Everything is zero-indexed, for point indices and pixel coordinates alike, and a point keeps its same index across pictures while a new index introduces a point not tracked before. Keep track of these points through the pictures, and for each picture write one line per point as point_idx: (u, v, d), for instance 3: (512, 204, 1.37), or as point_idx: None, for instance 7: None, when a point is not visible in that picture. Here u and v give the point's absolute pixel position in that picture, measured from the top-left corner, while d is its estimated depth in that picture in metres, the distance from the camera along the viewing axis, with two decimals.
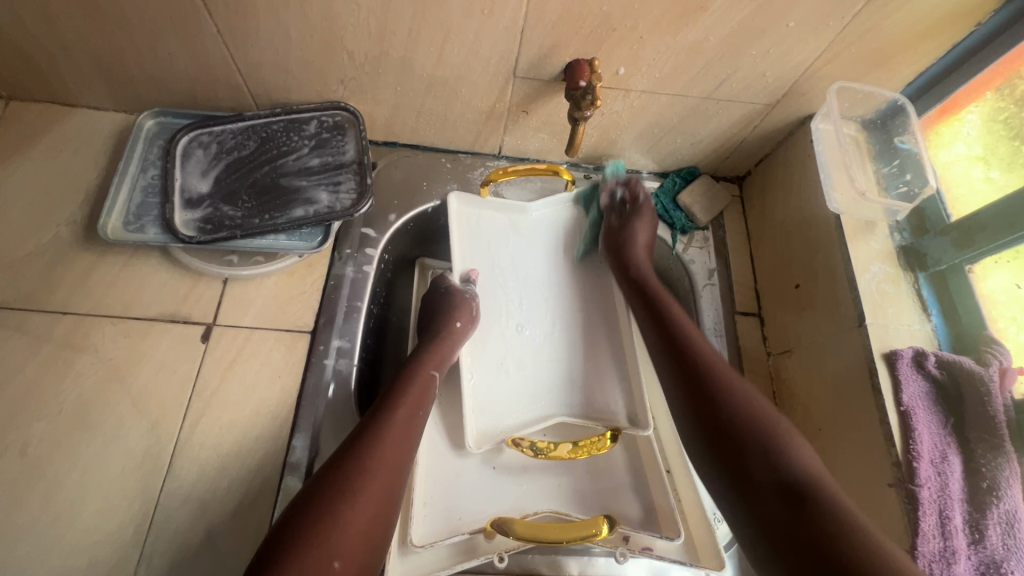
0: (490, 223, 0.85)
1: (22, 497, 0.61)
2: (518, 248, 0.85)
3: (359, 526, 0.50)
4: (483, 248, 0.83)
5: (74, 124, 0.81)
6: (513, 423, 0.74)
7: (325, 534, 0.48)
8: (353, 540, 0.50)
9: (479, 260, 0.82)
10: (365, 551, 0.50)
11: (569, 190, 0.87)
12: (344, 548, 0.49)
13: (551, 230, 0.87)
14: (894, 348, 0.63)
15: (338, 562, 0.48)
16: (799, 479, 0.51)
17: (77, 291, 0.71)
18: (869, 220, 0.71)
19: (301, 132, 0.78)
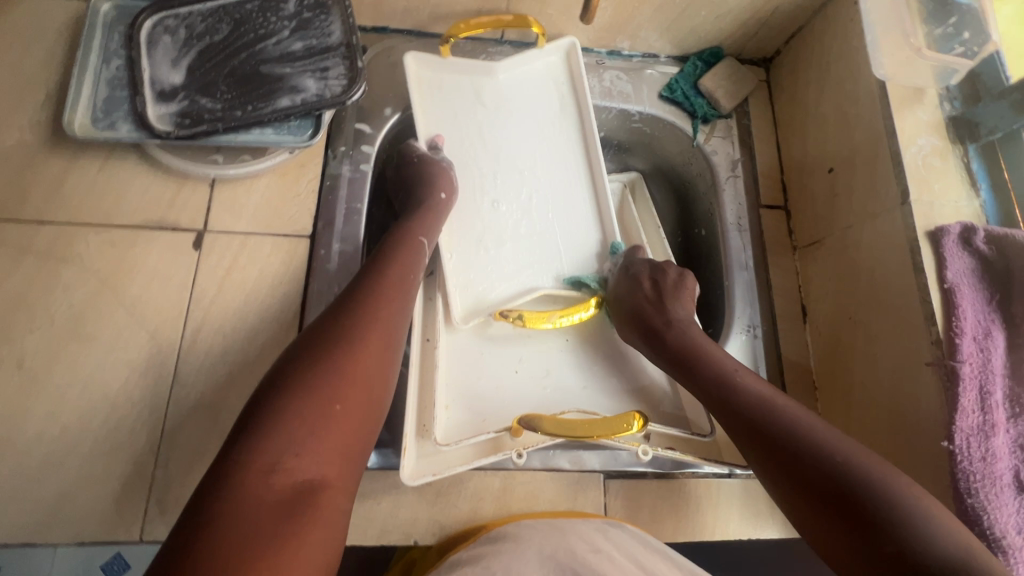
0: (458, 88, 0.77)
1: (25, 409, 0.58)
2: (491, 115, 0.78)
3: (362, 374, 0.49)
4: (452, 115, 0.76)
5: (21, 12, 0.71)
6: (498, 297, 0.71)
7: (320, 377, 0.47)
8: (352, 383, 0.48)
9: (450, 127, 0.76)
10: (368, 398, 0.49)
11: (540, 47, 0.78)
12: (343, 392, 0.47)
13: (522, 95, 0.79)
14: (939, 225, 0.59)
15: (338, 404, 0.46)
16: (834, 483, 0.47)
17: (53, 199, 0.66)
18: (919, 87, 0.64)
19: (279, 12, 0.69)
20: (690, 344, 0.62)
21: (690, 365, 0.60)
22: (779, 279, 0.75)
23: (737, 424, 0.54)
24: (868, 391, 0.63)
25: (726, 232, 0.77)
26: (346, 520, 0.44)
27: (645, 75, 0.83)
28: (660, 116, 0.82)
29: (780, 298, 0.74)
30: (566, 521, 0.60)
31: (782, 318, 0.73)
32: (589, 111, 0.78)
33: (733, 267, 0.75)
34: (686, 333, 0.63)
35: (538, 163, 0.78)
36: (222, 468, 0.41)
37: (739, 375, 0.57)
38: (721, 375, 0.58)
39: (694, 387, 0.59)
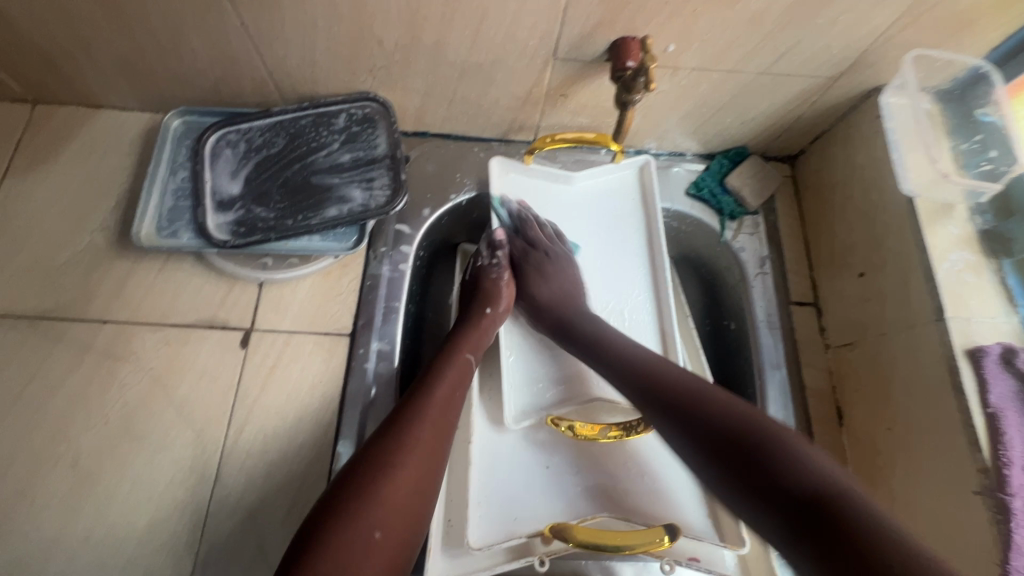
0: (535, 196, 0.83)
1: (76, 508, 0.61)
2: (557, 219, 0.82)
3: (400, 500, 0.51)
4: (523, 217, 0.81)
5: (101, 125, 0.79)
6: (553, 400, 0.71)
7: (367, 507, 0.49)
8: (392, 511, 0.50)
9: (519, 230, 0.81)
10: (405, 523, 0.50)
11: (619, 161, 0.82)
12: (385, 519, 0.49)
13: (595, 204, 0.83)
14: (978, 344, 0.58)
15: (379, 532, 0.48)
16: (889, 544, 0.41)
17: (116, 299, 0.70)
18: (948, 202, 0.65)
19: (330, 126, 0.75)
20: (702, 404, 0.56)
21: (727, 432, 0.53)
22: (812, 379, 0.74)
23: (771, 481, 0.48)
24: (912, 511, 0.61)
25: (757, 330, 0.77)
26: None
27: (671, 173, 0.86)
28: (688, 213, 0.84)
29: (814, 400, 0.73)
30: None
31: (817, 421, 0.72)
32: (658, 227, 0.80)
33: (766, 366, 0.74)
34: (693, 388, 0.58)
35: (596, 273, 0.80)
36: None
37: (773, 427, 0.52)
38: (747, 427, 0.53)
39: (711, 448, 0.53)
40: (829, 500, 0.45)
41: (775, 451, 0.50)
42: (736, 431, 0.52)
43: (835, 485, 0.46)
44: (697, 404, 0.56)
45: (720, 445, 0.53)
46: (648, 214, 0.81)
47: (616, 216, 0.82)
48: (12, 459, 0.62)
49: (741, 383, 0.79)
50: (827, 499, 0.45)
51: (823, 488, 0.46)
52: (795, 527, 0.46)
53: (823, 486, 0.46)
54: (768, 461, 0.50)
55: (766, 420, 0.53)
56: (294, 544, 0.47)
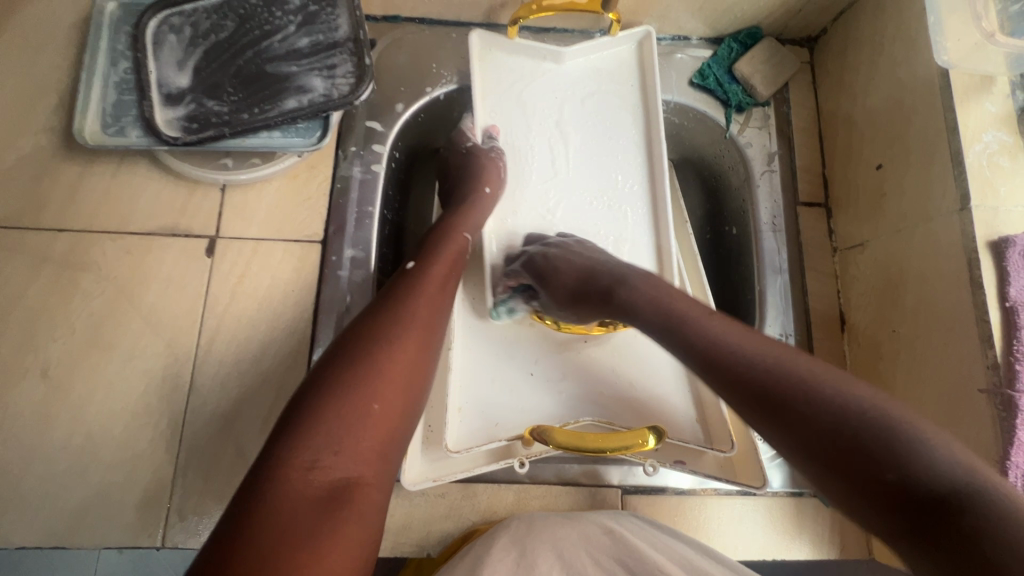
0: (524, 78, 0.75)
1: (52, 416, 0.60)
2: (549, 101, 0.75)
3: (398, 373, 0.48)
4: (507, 99, 0.74)
5: (32, 12, 0.70)
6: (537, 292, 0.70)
7: (363, 380, 0.46)
8: (390, 386, 0.47)
9: (504, 116, 0.74)
10: (404, 397, 0.48)
11: (614, 34, 0.73)
12: (383, 393, 0.47)
13: (589, 87, 0.76)
14: (1004, 235, 0.53)
15: (377, 406, 0.46)
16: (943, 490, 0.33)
17: (70, 207, 0.66)
18: (988, 74, 0.57)
19: (284, 6, 0.66)
20: (700, 333, 0.49)
21: (750, 378, 0.44)
22: (817, 284, 0.70)
23: (784, 409, 0.41)
24: None
25: (759, 232, 0.71)
26: (381, 521, 0.43)
27: (674, 61, 0.77)
28: (690, 105, 0.76)
29: (817, 305, 0.69)
30: (582, 512, 0.58)
31: (818, 327, 0.68)
32: (657, 115, 0.73)
33: (767, 271, 0.70)
34: (689, 317, 0.51)
35: (595, 161, 0.74)
36: (265, 461, 0.42)
37: (793, 356, 0.44)
38: (755, 358, 0.45)
39: (729, 390, 0.45)
40: (866, 428, 0.37)
41: (789, 378, 0.42)
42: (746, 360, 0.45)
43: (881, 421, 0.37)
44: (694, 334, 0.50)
45: (747, 393, 0.44)
46: (647, 99, 0.75)
47: (609, 102, 0.75)
48: None
49: (739, 290, 0.75)
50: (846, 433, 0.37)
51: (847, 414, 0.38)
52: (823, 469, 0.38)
53: (863, 427, 0.37)
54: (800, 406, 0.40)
55: (768, 352, 0.45)
56: (287, 414, 0.45)
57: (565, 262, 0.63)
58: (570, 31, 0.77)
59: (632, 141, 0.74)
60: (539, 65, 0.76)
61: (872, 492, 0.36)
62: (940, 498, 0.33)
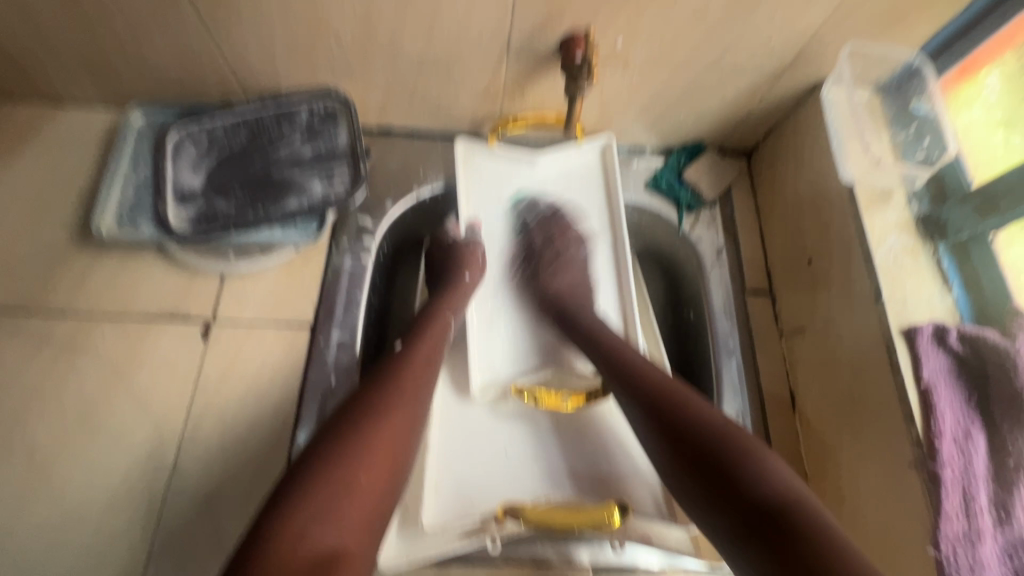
0: (503, 179, 0.85)
1: (32, 497, 0.61)
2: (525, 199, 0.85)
3: (385, 446, 0.52)
4: (486, 197, 0.84)
5: (65, 121, 0.79)
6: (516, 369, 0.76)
7: (352, 454, 0.50)
8: (376, 458, 0.51)
9: (485, 212, 0.84)
10: (389, 469, 0.52)
11: (580, 143, 0.85)
12: (370, 465, 0.51)
13: (559, 187, 0.86)
14: (913, 324, 0.61)
15: (364, 477, 0.50)
16: (772, 500, 0.48)
17: (76, 292, 0.71)
18: (886, 188, 0.68)
19: (293, 121, 0.76)
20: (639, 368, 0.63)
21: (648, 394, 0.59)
22: (766, 364, 0.76)
23: (677, 433, 0.55)
24: (858, 488, 0.63)
25: (713, 318, 0.79)
26: None
27: (631, 167, 0.88)
28: (647, 206, 0.87)
29: (768, 384, 0.75)
30: None
31: (770, 405, 0.74)
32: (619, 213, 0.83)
33: (721, 353, 0.76)
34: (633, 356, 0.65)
35: None
36: (257, 535, 0.44)
37: (688, 392, 0.59)
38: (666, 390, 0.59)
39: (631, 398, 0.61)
40: (728, 448, 0.53)
41: (674, 414, 0.57)
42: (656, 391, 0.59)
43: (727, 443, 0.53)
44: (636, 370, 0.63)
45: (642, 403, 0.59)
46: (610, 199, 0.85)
47: (576, 200, 0.85)
48: None
49: (698, 370, 0.81)
50: (713, 453, 0.52)
51: (724, 438, 0.53)
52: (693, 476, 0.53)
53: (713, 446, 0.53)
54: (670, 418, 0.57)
55: (678, 387, 0.59)
56: (280, 486, 0.48)
57: (560, 284, 0.77)
58: (541, 141, 0.89)
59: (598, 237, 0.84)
60: (513, 168, 0.86)
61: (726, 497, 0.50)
62: (758, 505, 0.48)
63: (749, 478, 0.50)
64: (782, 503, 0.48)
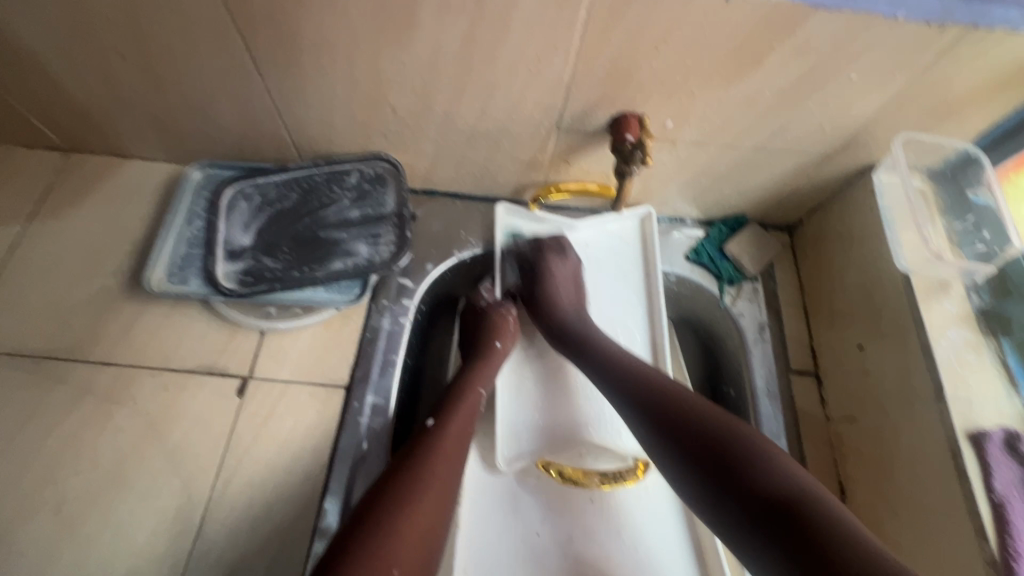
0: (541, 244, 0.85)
1: (56, 555, 0.60)
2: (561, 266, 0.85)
3: (418, 536, 0.51)
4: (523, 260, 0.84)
5: (126, 173, 0.83)
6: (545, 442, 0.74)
7: (387, 544, 0.49)
8: (409, 549, 0.50)
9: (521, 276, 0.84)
10: (421, 559, 0.50)
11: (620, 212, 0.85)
12: (403, 557, 0.49)
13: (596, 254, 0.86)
14: (981, 428, 0.58)
15: (398, 570, 0.48)
16: (779, 496, 0.47)
17: (119, 343, 0.71)
18: (945, 280, 0.66)
19: (343, 183, 0.78)
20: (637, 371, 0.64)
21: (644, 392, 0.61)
22: (814, 453, 0.72)
23: (665, 418, 0.58)
24: None
25: (756, 399, 0.76)
26: None
27: (671, 238, 0.87)
28: (687, 277, 0.85)
29: (816, 475, 0.71)
30: None
31: None
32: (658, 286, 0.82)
33: (766, 438, 0.73)
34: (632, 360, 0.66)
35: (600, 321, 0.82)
36: None
37: (682, 389, 0.61)
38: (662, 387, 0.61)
39: (626, 396, 0.63)
40: (738, 449, 0.52)
41: (675, 410, 0.58)
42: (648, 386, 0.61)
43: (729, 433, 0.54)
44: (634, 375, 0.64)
45: (637, 402, 0.61)
46: (649, 269, 0.84)
47: (615, 269, 0.85)
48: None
49: None
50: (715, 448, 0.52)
51: (721, 429, 0.54)
52: (700, 475, 0.52)
53: (718, 435, 0.54)
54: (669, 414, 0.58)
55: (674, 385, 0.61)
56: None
57: (558, 290, 0.77)
58: (581, 208, 0.89)
59: (636, 310, 0.83)
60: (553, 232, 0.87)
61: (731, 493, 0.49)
62: (777, 499, 0.47)
63: (753, 469, 0.50)
64: (798, 494, 0.47)
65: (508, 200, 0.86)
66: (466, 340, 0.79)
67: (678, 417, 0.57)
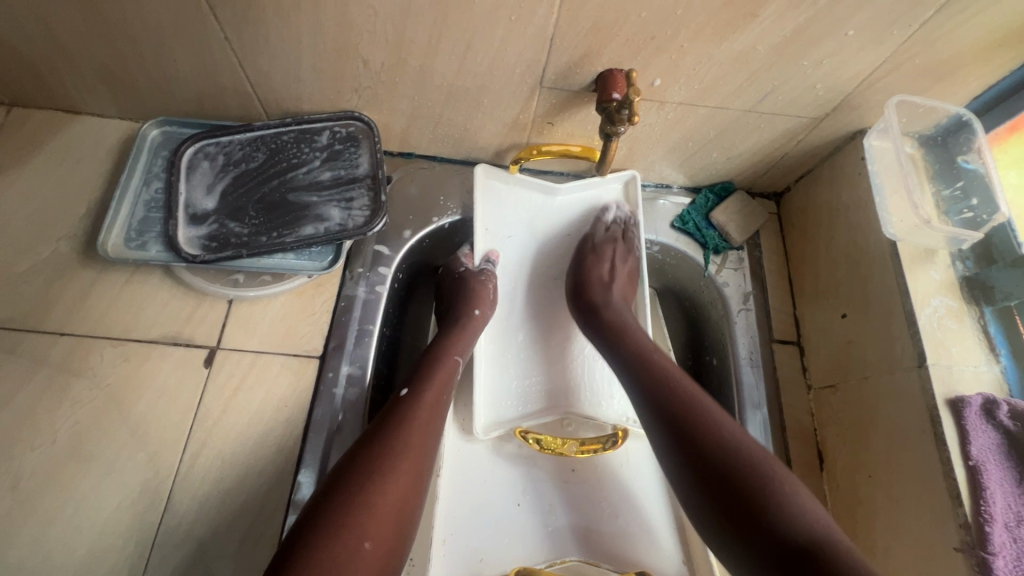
0: (520, 210, 0.82)
1: (14, 532, 0.57)
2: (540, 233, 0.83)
3: (389, 508, 0.50)
4: (502, 225, 0.81)
5: (77, 131, 0.77)
6: (520, 411, 0.73)
7: (357, 515, 0.48)
8: (381, 520, 0.49)
9: (499, 242, 0.81)
10: (394, 530, 0.49)
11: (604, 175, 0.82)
12: (374, 528, 0.48)
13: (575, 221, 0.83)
14: (960, 394, 0.58)
15: (369, 542, 0.47)
16: (800, 537, 0.46)
17: (75, 312, 0.67)
18: (929, 247, 0.66)
19: (313, 143, 0.74)
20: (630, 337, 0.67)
21: (665, 399, 0.58)
22: (794, 421, 0.72)
23: (679, 434, 0.55)
24: (891, 567, 0.60)
25: (738, 368, 0.75)
26: None
27: (657, 206, 0.85)
28: (673, 245, 0.83)
29: (795, 442, 0.71)
30: None
31: (797, 465, 0.70)
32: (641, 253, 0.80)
33: (747, 406, 0.73)
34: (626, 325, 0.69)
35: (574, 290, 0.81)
36: None
37: (709, 404, 0.57)
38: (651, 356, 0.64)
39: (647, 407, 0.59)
40: (755, 480, 0.50)
41: (695, 425, 0.55)
42: (677, 403, 0.57)
43: (750, 465, 0.51)
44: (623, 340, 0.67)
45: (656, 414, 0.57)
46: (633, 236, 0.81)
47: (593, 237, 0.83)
48: None
49: None
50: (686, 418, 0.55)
51: (742, 462, 0.51)
52: (714, 505, 0.51)
53: (740, 466, 0.51)
54: (689, 429, 0.55)
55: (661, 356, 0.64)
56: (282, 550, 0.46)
57: (601, 273, 0.76)
58: (564, 173, 0.86)
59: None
60: (533, 196, 0.83)
61: (692, 466, 0.53)
62: (799, 546, 0.46)
63: (775, 511, 0.48)
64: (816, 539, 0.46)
65: (488, 162, 0.83)
66: (444, 309, 0.76)
67: (696, 433, 0.54)
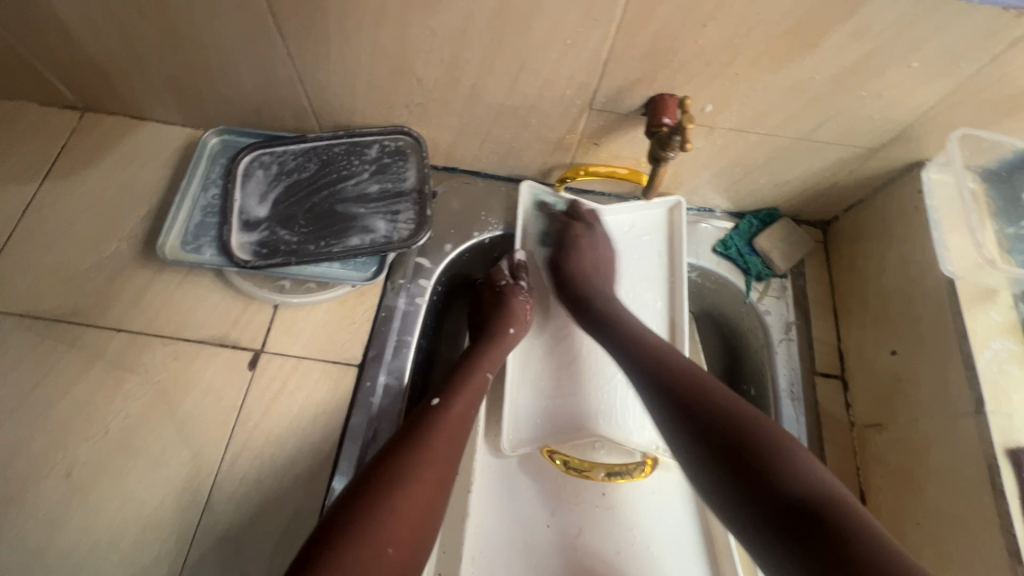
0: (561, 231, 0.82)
1: (65, 519, 0.60)
2: None
3: (413, 516, 0.50)
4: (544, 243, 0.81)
5: (142, 137, 0.81)
6: (550, 429, 0.72)
7: (382, 520, 0.48)
8: (405, 527, 0.49)
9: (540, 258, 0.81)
10: (417, 539, 0.50)
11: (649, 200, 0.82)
12: (398, 534, 0.48)
13: (620, 243, 0.83)
14: (1021, 444, 0.55)
15: (392, 547, 0.47)
16: (800, 492, 0.45)
17: (131, 310, 0.70)
18: (991, 287, 0.63)
19: (362, 156, 0.76)
20: (794, 468, 0.47)
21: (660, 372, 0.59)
22: (836, 459, 0.70)
23: (671, 393, 0.57)
24: None
25: (779, 401, 0.73)
26: None
27: (699, 229, 0.84)
28: (714, 270, 0.82)
29: (836, 480, 0.69)
30: None
31: None
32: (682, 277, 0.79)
33: None
34: (710, 389, 0.56)
35: None
36: None
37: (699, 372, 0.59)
38: (754, 427, 0.51)
39: (647, 376, 0.60)
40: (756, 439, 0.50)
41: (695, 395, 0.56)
42: (670, 375, 0.59)
43: (753, 421, 0.52)
44: (785, 474, 0.47)
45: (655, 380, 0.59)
46: (674, 260, 0.81)
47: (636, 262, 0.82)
48: (7, 462, 0.62)
49: None
50: (821, 508, 0.44)
51: (741, 424, 0.52)
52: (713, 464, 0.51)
53: (740, 426, 0.51)
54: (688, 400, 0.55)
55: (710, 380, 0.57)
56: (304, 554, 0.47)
57: (580, 266, 0.75)
58: (606, 192, 0.86)
59: (654, 305, 0.80)
60: None
61: (694, 435, 0.53)
62: (800, 502, 0.45)
63: (775, 467, 0.47)
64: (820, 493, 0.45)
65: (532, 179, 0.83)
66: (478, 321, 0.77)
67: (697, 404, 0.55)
